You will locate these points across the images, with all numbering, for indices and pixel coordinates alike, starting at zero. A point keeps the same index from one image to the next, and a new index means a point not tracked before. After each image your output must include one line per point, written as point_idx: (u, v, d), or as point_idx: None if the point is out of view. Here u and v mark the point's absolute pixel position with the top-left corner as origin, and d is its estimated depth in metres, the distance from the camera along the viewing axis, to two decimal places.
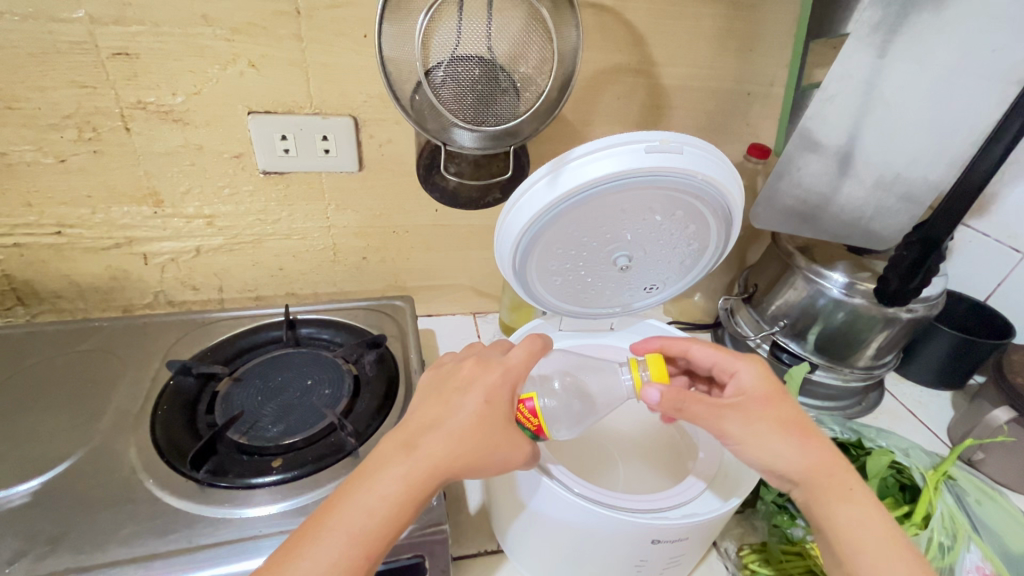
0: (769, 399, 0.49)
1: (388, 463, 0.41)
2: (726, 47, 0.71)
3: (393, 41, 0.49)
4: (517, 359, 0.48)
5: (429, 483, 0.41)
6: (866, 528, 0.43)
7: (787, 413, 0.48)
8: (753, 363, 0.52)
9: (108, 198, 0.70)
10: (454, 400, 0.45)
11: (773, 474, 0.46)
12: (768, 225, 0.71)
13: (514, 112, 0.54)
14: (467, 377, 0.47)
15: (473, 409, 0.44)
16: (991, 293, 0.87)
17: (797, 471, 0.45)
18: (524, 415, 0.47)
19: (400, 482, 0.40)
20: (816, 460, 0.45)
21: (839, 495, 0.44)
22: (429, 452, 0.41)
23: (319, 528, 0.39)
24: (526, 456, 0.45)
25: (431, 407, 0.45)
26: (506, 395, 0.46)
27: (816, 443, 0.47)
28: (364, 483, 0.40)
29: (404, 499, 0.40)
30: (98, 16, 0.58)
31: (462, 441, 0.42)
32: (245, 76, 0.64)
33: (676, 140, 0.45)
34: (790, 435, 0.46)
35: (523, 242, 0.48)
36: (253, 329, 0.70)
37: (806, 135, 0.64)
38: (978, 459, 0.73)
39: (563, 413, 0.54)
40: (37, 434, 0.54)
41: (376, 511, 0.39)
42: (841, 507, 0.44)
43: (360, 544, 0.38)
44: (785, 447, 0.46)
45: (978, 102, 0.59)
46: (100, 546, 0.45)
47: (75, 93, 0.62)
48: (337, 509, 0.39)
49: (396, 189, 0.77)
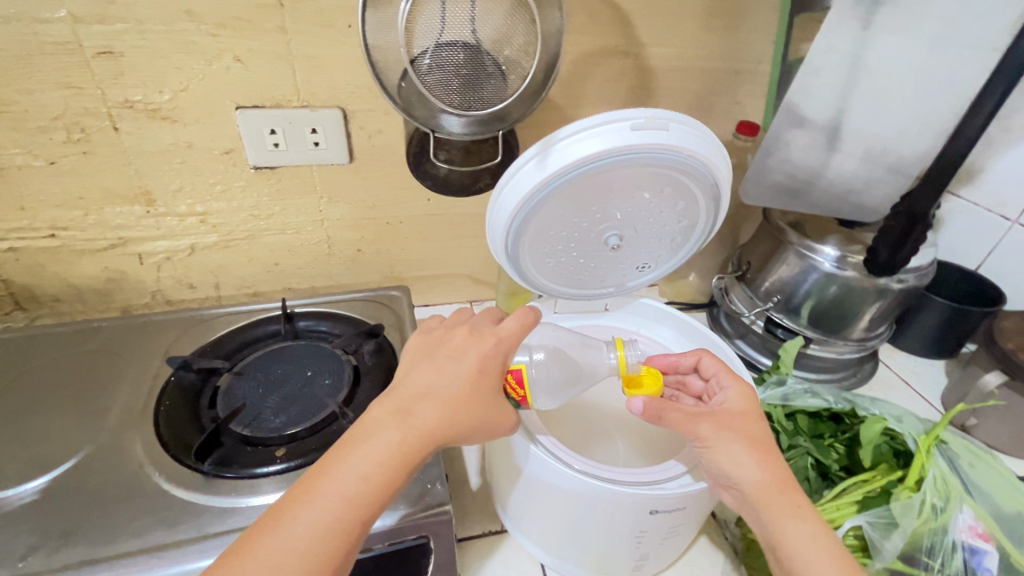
0: (741, 416, 0.49)
1: (382, 429, 0.42)
2: (712, 24, 0.71)
3: (377, 29, 0.49)
4: (511, 328, 0.50)
5: (422, 449, 0.42)
6: (813, 548, 0.41)
7: (755, 432, 0.48)
8: (741, 385, 0.52)
9: (101, 200, 0.70)
10: (447, 367, 0.46)
11: (730, 484, 0.46)
12: (757, 200, 0.72)
13: (500, 96, 0.54)
14: (459, 346, 0.48)
15: (464, 377, 0.45)
16: (981, 262, 0.88)
17: (751, 483, 0.44)
18: (510, 385, 0.49)
19: (394, 449, 0.41)
20: (776, 476, 0.45)
21: (790, 512, 0.43)
22: (423, 420, 0.43)
23: (309, 492, 0.39)
24: (512, 422, 0.48)
25: (423, 374, 0.46)
26: (497, 364, 0.47)
27: (778, 464, 0.46)
28: (358, 448, 0.41)
29: (398, 465, 0.41)
30: (81, 16, 0.58)
31: (455, 409, 0.44)
32: (232, 72, 0.64)
33: (661, 116, 0.45)
34: (753, 450, 0.46)
35: (514, 226, 0.49)
36: (252, 324, 0.71)
37: (794, 110, 0.65)
38: (972, 424, 0.74)
39: (547, 382, 0.54)
40: (43, 434, 0.55)
41: (371, 476, 0.40)
42: (788, 521, 0.42)
43: (354, 509, 0.39)
44: (747, 459, 0.45)
45: (962, 70, 0.59)
46: (111, 539, 0.46)
47: (63, 94, 0.62)
48: (331, 473, 0.40)
49: (388, 180, 0.77)
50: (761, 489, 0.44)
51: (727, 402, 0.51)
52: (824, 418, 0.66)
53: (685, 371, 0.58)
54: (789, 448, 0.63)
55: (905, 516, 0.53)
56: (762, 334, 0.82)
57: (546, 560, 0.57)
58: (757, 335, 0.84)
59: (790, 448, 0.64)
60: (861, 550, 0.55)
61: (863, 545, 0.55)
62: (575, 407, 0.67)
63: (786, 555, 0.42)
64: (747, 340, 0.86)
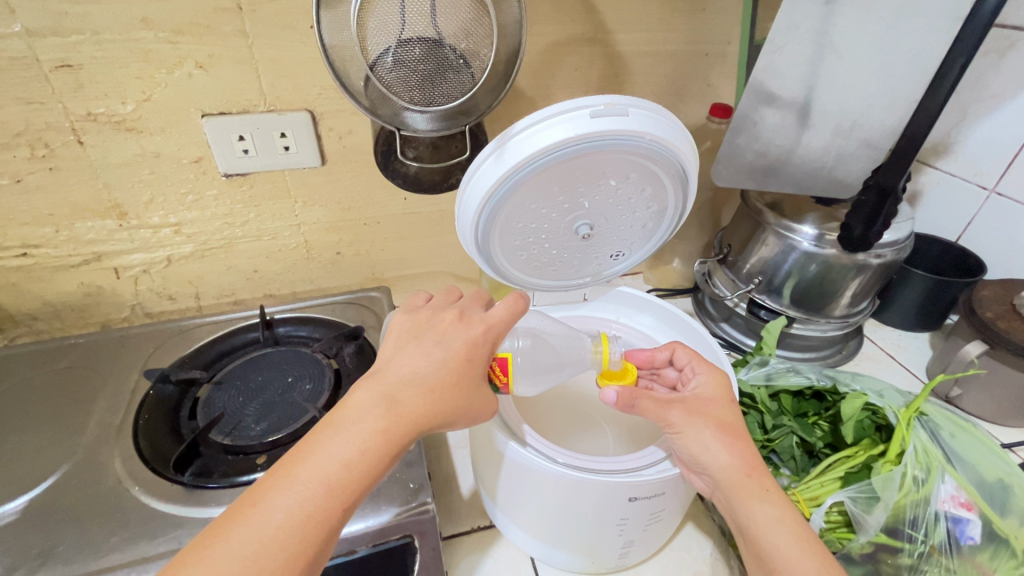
0: (712, 402, 0.49)
1: (366, 416, 0.41)
2: (678, 7, 0.71)
3: (332, 30, 0.49)
4: (496, 316, 0.50)
5: (405, 439, 0.42)
6: (780, 533, 0.41)
7: (726, 416, 0.48)
8: (714, 372, 0.52)
9: (71, 215, 0.69)
10: (434, 353, 0.46)
11: (699, 469, 0.46)
12: (731, 181, 0.72)
13: (461, 90, 0.54)
14: (446, 331, 0.48)
15: (449, 365, 0.45)
16: (961, 232, 0.88)
17: (720, 470, 0.44)
18: (495, 372, 0.51)
19: (377, 437, 0.41)
20: (744, 461, 0.45)
21: (757, 496, 0.43)
22: (407, 408, 0.42)
23: (288, 480, 0.39)
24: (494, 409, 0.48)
25: (409, 359, 0.45)
26: (484, 352, 0.48)
27: (747, 448, 0.46)
28: (340, 434, 0.41)
29: (381, 454, 0.41)
30: (36, 29, 0.57)
31: (438, 398, 0.44)
32: (194, 78, 0.64)
33: (621, 101, 0.45)
34: (722, 436, 0.45)
35: (481, 221, 0.48)
36: (230, 332, 0.70)
37: (761, 88, 0.64)
38: (956, 395, 0.75)
39: (531, 369, 0.56)
40: (20, 453, 0.55)
41: (354, 465, 0.40)
42: (755, 505, 0.43)
43: (335, 496, 0.39)
44: (716, 444, 0.45)
45: (927, 40, 0.60)
46: (90, 555, 0.46)
47: (22, 109, 0.61)
48: (311, 460, 0.39)
49: (363, 180, 0.77)
50: (729, 474, 0.44)
51: (699, 389, 0.51)
52: (807, 396, 0.67)
53: (658, 364, 0.58)
54: (774, 428, 0.64)
55: (886, 490, 0.54)
56: (746, 316, 0.82)
57: (534, 554, 0.57)
58: (741, 317, 0.84)
59: (775, 428, 0.64)
60: (846, 526, 0.56)
61: (847, 520, 0.56)
62: (560, 397, 0.68)
63: (753, 538, 0.42)
64: (732, 323, 0.86)
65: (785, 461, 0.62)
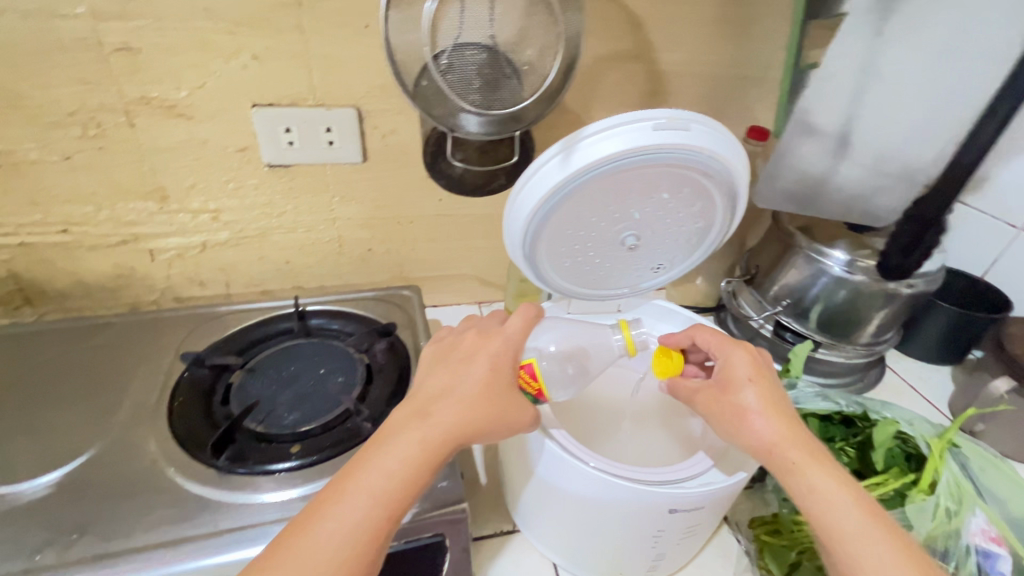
0: (748, 381, 0.49)
1: (403, 430, 0.43)
2: (723, 30, 0.72)
3: (400, 28, 0.50)
4: (515, 326, 0.50)
5: (444, 448, 0.43)
6: (820, 502, 0.42)
7: (749, 393, 0.48)
8: (736, 348, 0.52)
9: (114, 195, 0.70)
10: (461, 369, 0.47)
11: (749, 449, 0.46)
12: (770, 204, 0.73)
13: (518, 97, 0.55)
14: (469, 349, 0.49)
15: (480, 377, 0.46)
16: (987, 269, 0.88)
17: (752, 451, 0.46)
18: (524, 379, 0.50)
19: (416, 447, 0.42)
20: (769, 438, 0.45)
21: (792, 470, 0.44)
22: (441, 419, 0.43)
23: (339, 493, 0.40)
24: (530, 418, 0.47)
25: (438, 378, 0.47)
26: (508, 362, 0.48)
27: (775, 422, 0.46)
28: (381, 448, 0.42)
29: (422, 462, 0.41)
30: (101, 12, 0.58)
31: (471, 407, 0.44)
32: (249, 69, 0.65)
33: (683, 117, 0.45)
34: (766, 413, 0.47)
35: (535, 224, 0.49)
36: (263, 321, 0.70)
37: (805, 117, 0.66)
38: (980, 430, 0.74)
39: (560, 376, 0.55)
40: (54, 428, 0.55)
41: (396, 474, 0.41)
42: (790, 481, 0.44)
43: (380, 504, 0.40)
44: (763, 421, 0.46)
45: (975, 80, 0.61)
46: (125, 534, 0.46)
47: (78, 89, 0.62)
48: (357, 474, 0.40)
49: (401, 179, 0.78)
50: (780, 449, 0.45)
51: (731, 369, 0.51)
52: (835, 421, 0.66)
53: (688, 347, 0.58)
54: None
55: (918, 519, 0.55)
56: (771, 338, 0.82)
57: (558, 559, 0.57)
58: (766, 339, 0.83)
59: None
60: None
61: None
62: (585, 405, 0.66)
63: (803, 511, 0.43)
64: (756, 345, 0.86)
65: None
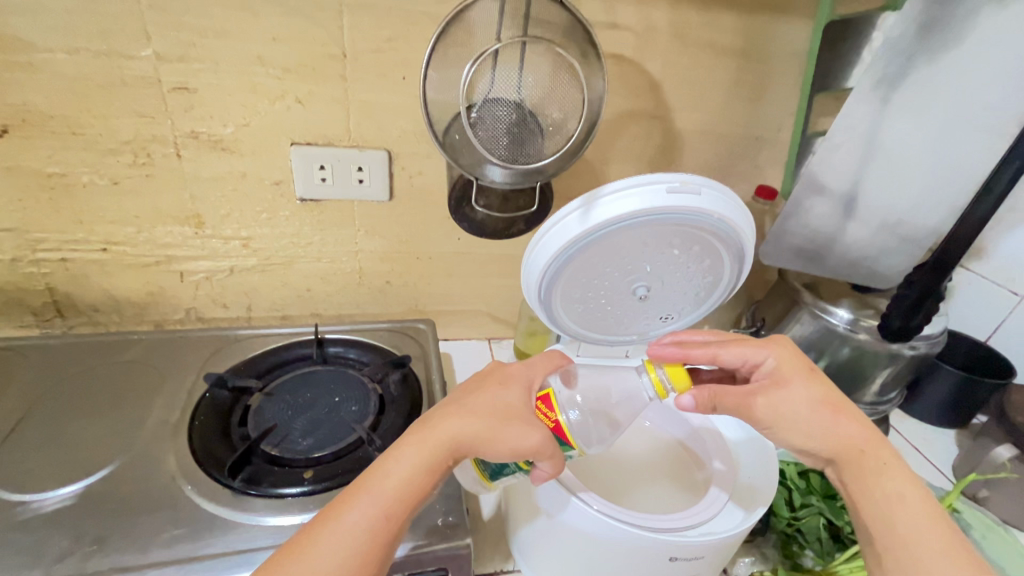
0: (795, 380, 0.50)
1: (407, 434, 0.45)
2: (736, 95, 0.76)
3: (437, 85, 0.55)
4: (536, 363, 0.52)
5: (443, 453, 0.44)
6: (904, 505, 0.43)
7: (819, 393, 0.50)
8: (778, 346, 0.52)
9: (154, 219, 0.74)
10: (472, 387, 0.49)
11: (828, 446, 0.48)
12: (776, 261, 0.76)
13: (542, 153, 0.59)
14: (486, 372, 0.51)
15: (488, 394, 0.48)
16: (991, 333, 0.90)
17: (835, 448, 0.48)
18: (541, 411, 0.48)
19: (414, 449, 0.43)
20: (850, 435, 0.48)
21: (878, 470, 0.46)
22: (442, 424, 0.45)
23: (344, 495, 0.42)
24: (539, 438, 0.45)
25: (452, 395, 0.50)
26: (517, 381, 0.49)
27: (850, 420, 0.48)
28: (385, 452, 0.44)
29: (419, 465, 0.43)
30: (164, 55, 0.64)
31: (473, 416, 0.45)
32: (292, 111, 0.70)
33: (696, 181, 0.49)
34: (825, 414, 0.49)
35: (551, 272, 0.52)
36: (283, 347, 0.73)
37: (814, 179, 0.70)
38: (984, 496, 0.74)
39: (586, 425, 0.52)
40: (80, 440, 0.58)
41: (390, 474, 0.42)
42: (878, 481, 0.45)
43: (375, 504, 0.41)
44: (835, 423, 0.48)
45: (975, 153, 0.64)
46: (142, 548, 0.48)
47: (134, 121, 0.67)
48: (361, 477, 0.43)
49: (423, 217, 0.82)
50: (859, 448, 0.47)
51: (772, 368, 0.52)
52: None
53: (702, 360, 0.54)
54: (802, 507, 0.64)
55: None
56: None
57: None
58: None
59: (803, 506, 0.64)
60: None
61: None
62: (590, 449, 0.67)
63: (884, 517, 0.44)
64: None
65: (809, 542, 0.62)
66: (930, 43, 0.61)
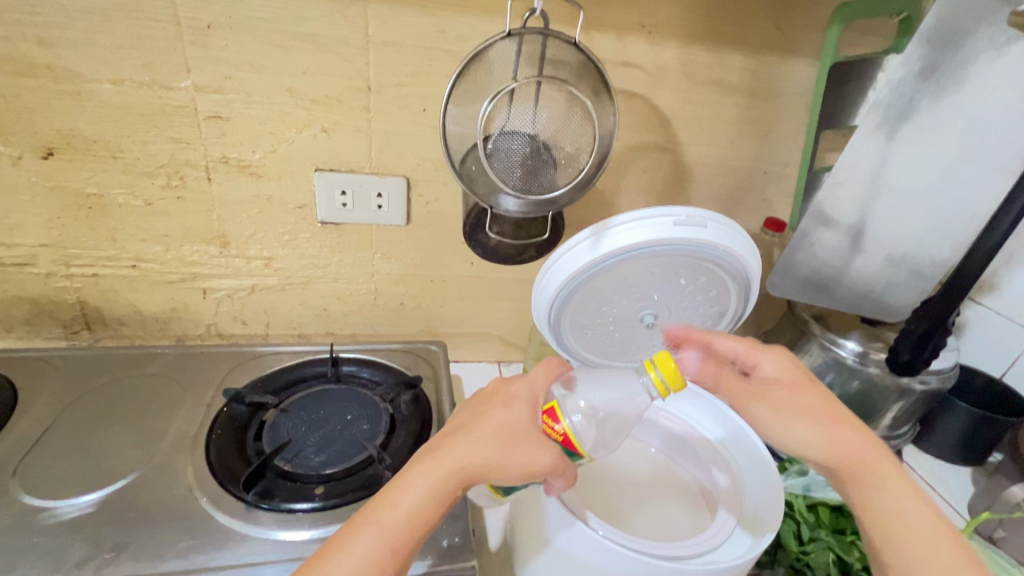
0: (791, 387, 0.51)
1: (416, 463, 0.46)
2: (745, 130, 0.78)
3: (457, 119, 0.58)
4: (536, 373, 0.52)
5: (452, 482, 0.45)
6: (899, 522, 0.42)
7: (816, 403, 0.49)
8: (775, 353, 0.53)
9: (182, 238, 0.78)
10: (479, 408, 0.49)
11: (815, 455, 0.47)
12: (784, 292, 0.76)
13: (554, 183, 0.61)
14: (492, 391, 0.51)
15: (494, 416, 0.48)
16: (1006, 369, 0.89)
17: (827, 457, 0.47)
18: (547, 424, 0.49)
19: (423, 479, 0.44)
20: (843, 446, 0.46)
21: (875, 484, 0.44)
22: (452, 453, 0.46)
23: (353, 526, 0.43)
24: (548, 458, 0.46)
25: (459, 417, 0.50)
26: (523, 401, 0.49)
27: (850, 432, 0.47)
28: (395, 482, 0.45)
29: (428, 494, 0.44)
30: (202, 86, 0.68)
31: (482, 444, 0.46)
32: (318, 139, 0.73)
33: (702, 216, 0.51)
34: (819, 423, 0.48)
35: (560, 297, 0.53)
36: (299, 364, 0.75)
37: (823, 212, 0.71)
38: (1000, 536, 0.72)
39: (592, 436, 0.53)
40: (102, 449, 0.60)
41: (400, 506, 0.43)
42: (873, 494, 0.44)
43: (385, 536, 0.42)
44: (829, 430, 0.47)
45: (979, 189, 0.66)
46: (158, 556, 0.50)
47: (170, 147, 0.71)
48: (371, 507, 0.44)
49: (439, 242, 0.84)
50: (853, 459, 0.46)
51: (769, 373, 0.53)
52: (847, 513, 0.66)
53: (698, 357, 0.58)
54: (810, 541, 0.64)
55: None
56: None
57: None
58: None
59: (811, 540, 0.64)
60: None
61: None
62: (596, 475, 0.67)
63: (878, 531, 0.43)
64: None
65: None
66: (933, 86, 0.63)
